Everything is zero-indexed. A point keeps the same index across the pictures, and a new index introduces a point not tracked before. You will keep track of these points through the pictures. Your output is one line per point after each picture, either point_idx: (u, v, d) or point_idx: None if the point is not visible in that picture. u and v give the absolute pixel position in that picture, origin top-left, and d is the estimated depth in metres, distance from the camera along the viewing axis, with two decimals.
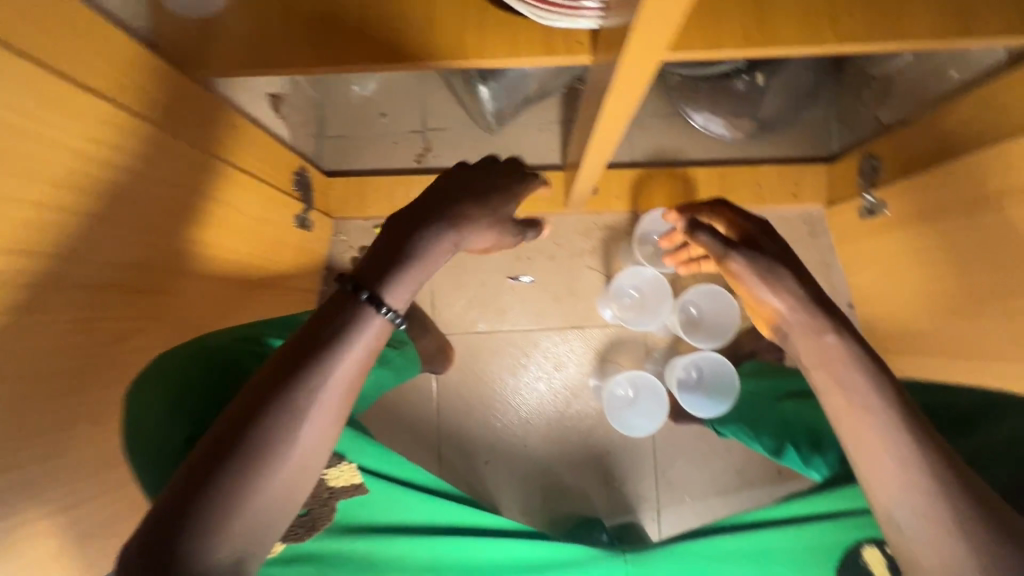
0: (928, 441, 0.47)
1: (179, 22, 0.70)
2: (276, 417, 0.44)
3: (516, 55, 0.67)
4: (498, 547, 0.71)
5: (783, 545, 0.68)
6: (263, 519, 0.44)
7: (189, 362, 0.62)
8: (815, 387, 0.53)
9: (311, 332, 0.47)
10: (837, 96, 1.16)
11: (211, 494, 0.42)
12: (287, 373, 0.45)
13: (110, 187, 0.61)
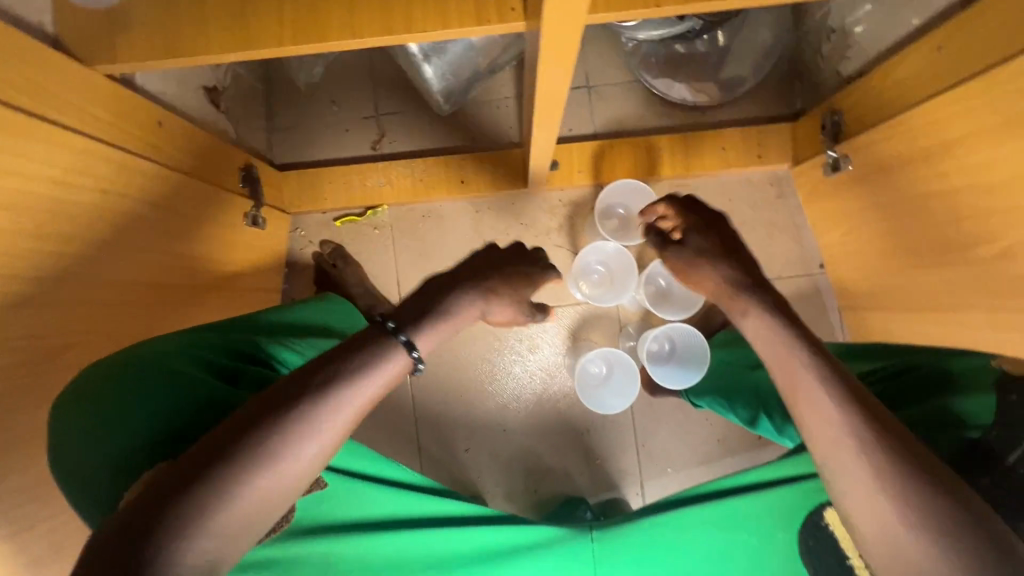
0: (863, 405, 0.46)
1: (86, 13, 0.65)
2: (281, 424, 0.44)
3: (446, 26, 0.63)
4: (463, 535, 0.70)
5: (747, 511, 0.69)
6: (240, 528, 0.43)
7: (128, 368, 0.58)
8: (768, 362, 0.54)
9: (339, 354, 0.49)
10: (797, 52, 1.13)
11: (199, 493, 0.41)
12: (303, 387, 0.46)
13: (36, 197, 0.56)
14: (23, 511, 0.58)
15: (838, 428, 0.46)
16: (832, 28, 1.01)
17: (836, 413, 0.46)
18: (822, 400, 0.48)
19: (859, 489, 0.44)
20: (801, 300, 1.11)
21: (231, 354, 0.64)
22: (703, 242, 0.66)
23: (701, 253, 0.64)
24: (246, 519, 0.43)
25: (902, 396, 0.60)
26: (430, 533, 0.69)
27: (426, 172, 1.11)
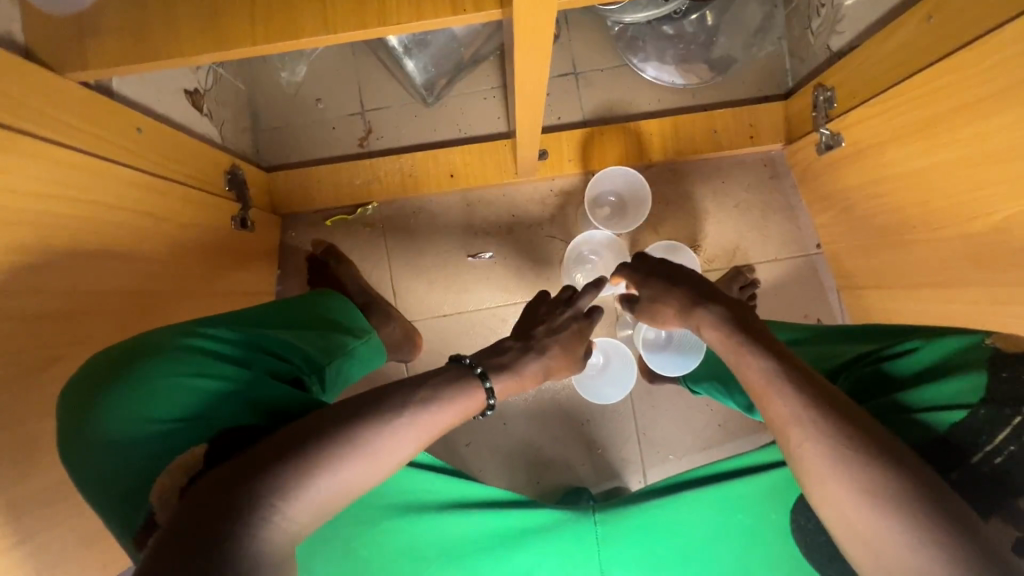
0: (818, 393, 0.48)
1: (55, 21, 0.64)
2: (367, 423, 0.48)
3: (422, 16, 0.61)
4: (478, 519, 0.69)
5: (743, 493, 0.68)
6: (312, 516, 0.45)
7: (148, 356, 0.59)
8: (729, 363, 0.58)
9: (425, 380, 0.55)
10: (787, 28, 1.11)
11: (286, 474, 0.44)
12: (390, 399, 0.51)
13: (16, 211, 0.56)
14: (28, 522, 0.59)
15: (801, 427, 0.46)
16: (822, 3, 0.99)
17: (799, 412, 0.47)
18: (785, 400, 0.49)
19: (816, 471, 0.45)
20: (798, 281, 1.10)
21: (238, 348, 0.65)
22: (655, 286, 0.75)
23: (657, 293, 0.74)
24: (321, 507, 0.46)
25: (888, 377, 0.59)
26: (443, 517, 0.68)
27: (415, 168, 1.10)
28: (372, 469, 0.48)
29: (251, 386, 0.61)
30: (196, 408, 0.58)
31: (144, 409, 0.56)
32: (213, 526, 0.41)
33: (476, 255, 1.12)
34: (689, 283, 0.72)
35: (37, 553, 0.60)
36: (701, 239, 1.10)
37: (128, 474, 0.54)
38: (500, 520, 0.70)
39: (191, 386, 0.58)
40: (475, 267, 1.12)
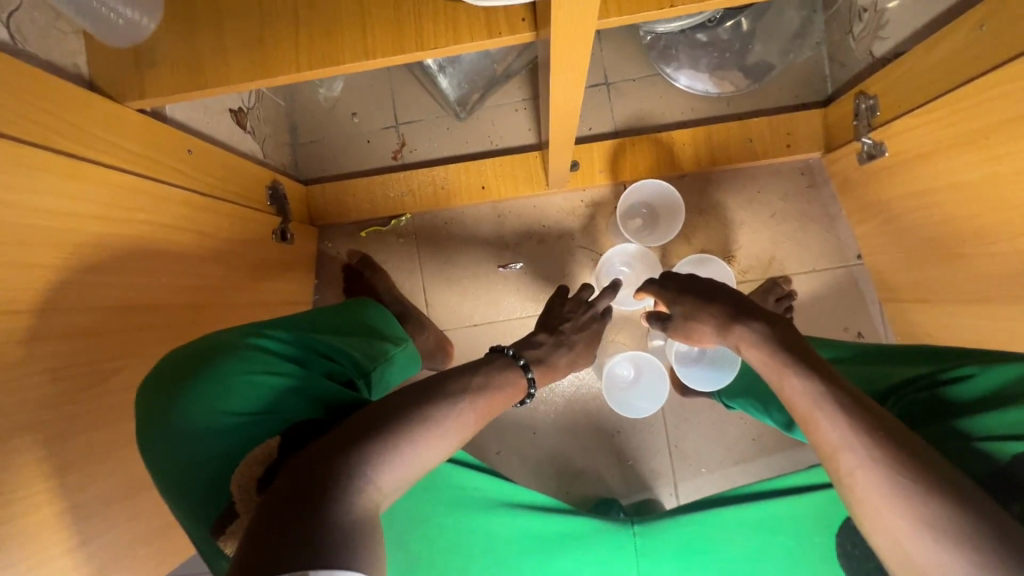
0: (868, 417, 0.47)
1: (116, 53, 0.68)
2: (437, 399, 0.52)
3: (458, 41, 0.63)
4: (522, 517, 0.71)
5: (784, 514, 0.68)
6: (400, 484, 0.47)
7: (218, 353, 0.63)
8: (771, 383, 0.57)
9: (473, 368, 0.60)
10: (827, 33, 1.08)
11: (374, 443, 0.46)
12: (448, 380, 0.55)
13: (80, 234, 0.60)
14: (91, 523, 0.62)
15: (851, 453, 0.46)
16: (865, 7, 0.95)
17: (848, 435, 0.46)
18: (832, 424, 0.48)
19: (870, 498, 0.44)
20: (837, 293, 1.07)
21: (297, 348, 0.68)
22: (689, 302, 0.74)
23: (693, 309, 0.73)
24: (406, 478, 0.48)
25: (929, 406, 0.58)
26: (488, 515, 0.70)
27: (448, 180, 1.11)
28: (448, 439, 0.50)
29: (313, 382, 0.64)
30: (266, 403, 0.60)
31: (219, 403, 0.59)
32: (313, 485, 0.43)
33: (507, 266, 1.13)
34: (722, 297, 0.71)
35: (98, 553, 0.63)
36: (735, 250, 1.09)
37: (208, 466, 0.57)
38: (543, 521, 0.71)
39: (258, 381, 0.61)
40: (505, 278, 1.13)
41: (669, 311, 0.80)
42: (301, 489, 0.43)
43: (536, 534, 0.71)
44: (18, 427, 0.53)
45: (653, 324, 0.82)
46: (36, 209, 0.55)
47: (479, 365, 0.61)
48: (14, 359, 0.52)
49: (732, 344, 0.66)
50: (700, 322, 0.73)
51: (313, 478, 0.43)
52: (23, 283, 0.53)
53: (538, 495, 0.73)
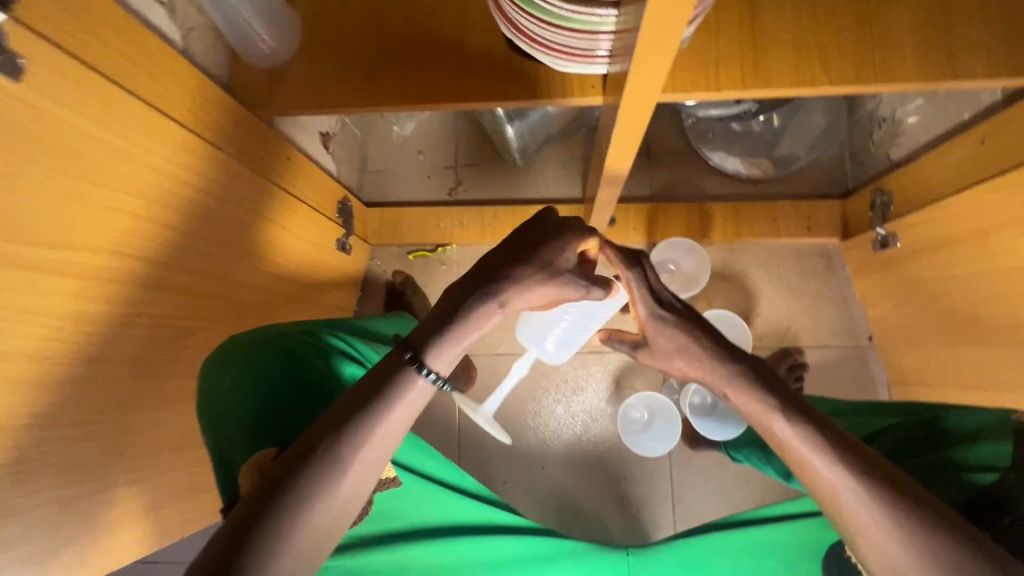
0: (854, 453, 0.51)
1: (252, 70, 0.82)
2: (322, 467, 0.49)
3: (535, 96, 0.76)
4: (490, 543, 0.74)
5: (776, 542, 0.72)
6: (317, 537, 0.49)
7: (256, 355, 0.69)
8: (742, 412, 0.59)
9: (374, 387, 0.53)
10: (849, 136, 1.21)
11: (263, 525, 0.47)
12: (347, 419, 0.51)
13: (195, 206, 0.71)
14: (148, 463, 0.69)
15: (852, 493, 0.49)
16: (884, 117, 1.10)
17: (845, 478, 0.50)
18: (822, 465, 0.51)
19: (873, 532, 0.49)
20: (846, 370, 1.13)
21: (272, 347, 0.71)
22: (672, 340, 0.62)
23: (675, 351, 0.62)
24: (317, 536, 0.49)
25: (907, 444, 0.62)
26: (487, 539, 0.74)
27: (495, 220, 1.23)
28: (356, 485, 0.51)
29: (307, 381, 0.69)
30: (262, 397, 0.66)
31: (221, 412, 0.65)
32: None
33: None
34: (699, 327, 0.61)
35: (143, 496, 0.68)
36: (753, 316, 1.17)
37: (238, 446, 0.62)
38: (511, 547, 0.74)
39: (237, 391, 0.66)
40: None
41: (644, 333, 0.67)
42: None
43: (501, 559, 0.74)
44: (119, 357, 0.61)
45: (638, 351, 0.69)
46: (172, 179, 0.66)
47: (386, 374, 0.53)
48: (127, 297, 0.61)
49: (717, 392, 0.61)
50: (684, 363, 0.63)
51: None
52: (146, 236, 0.63)
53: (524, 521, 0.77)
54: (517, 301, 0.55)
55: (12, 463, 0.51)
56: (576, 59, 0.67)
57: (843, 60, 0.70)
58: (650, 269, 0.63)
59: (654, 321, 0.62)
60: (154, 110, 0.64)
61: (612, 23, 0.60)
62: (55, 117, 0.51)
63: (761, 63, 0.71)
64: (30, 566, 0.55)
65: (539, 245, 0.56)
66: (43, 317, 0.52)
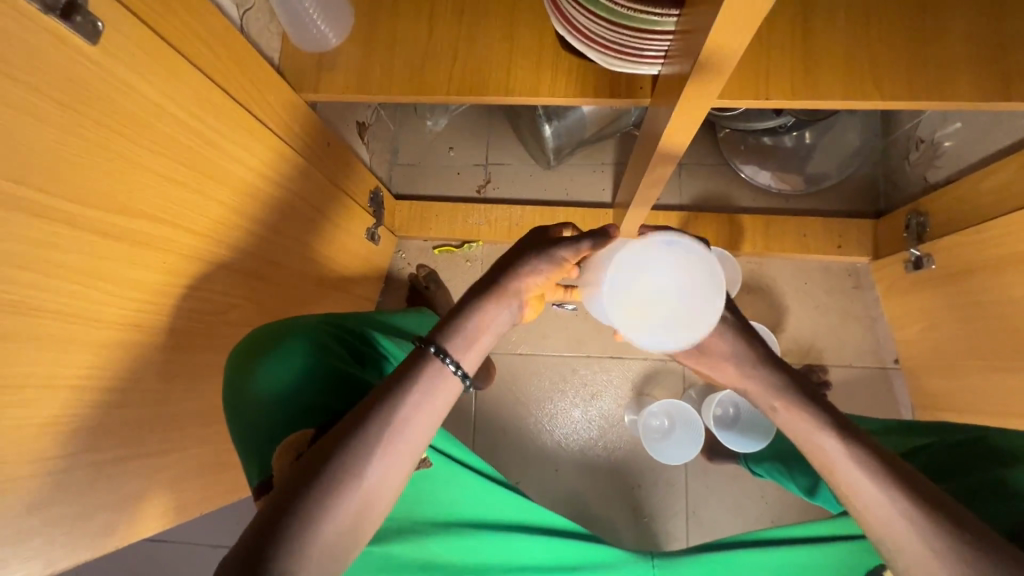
0: (902, 477, 0.50)
1: (302, 53, 0.83)
2: (367, 443, 0.49)
3: (582, 94, 0.76)
4: (515, 541, 0.73)
5: (805, 562, 0.70)
6: (342, 541, 0.48)
7: (288, 338, 0.68)
8: (787, 429, 0.59)
9: (403, 376, 0.53)
10: (883, 157, 1.20)
11: (309, 497, 0.46)
12: (369, 418, 0.50)
13: (240, 183, 0.71)
14: (177, 435, 0.69)
15: (905, 520, 0.48)
16: (922, 139, 1.07)
17: (900, 505, 0.49)
18: (876, 490, 0.50)
19: (922, 559, 0.47)
20: (870, 390, 1.12)
21: (306, 332, 0.70)
22: (731, 345, 0.65)
23: (729, 358, 0.65)
24: (345, 536, 0.48)
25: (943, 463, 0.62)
26: (513, 535, 0.73)
27: (523, 220, 1.23)
28: (382, 486, 0.50)
29: (338, 369, 0.67)
30: (294, 384, 0.64)
31: (253, 395, 0.63)
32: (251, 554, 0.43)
33: (560, 305, 1.22)
34: (754, 337, 0.65)
35: (172, 466, 0.69)
36: (778, 331, 1.16)
37: (267, 429, 0.61)
38: (535, 547, 0.74)
39: (271, 374, 0.64)
40: (557, 316, 1.22)
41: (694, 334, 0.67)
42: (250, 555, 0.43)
43: (523, 560, 0.74)
44: (161, 325, 0.62)
45: (681, 351, 0.68)
46: (220, 152, 0.67)
47: (407, 374, 0.53)
48: (171, 267, 0.62)
49: (762, 407, 0.62)
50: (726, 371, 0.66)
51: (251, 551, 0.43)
52: (194, 208, 0.64)
53: (552, 520, 0.77)
54: (525, 289, 0.58)
55: (53, 421, 0.51)
56: (631, 59, 0.67)
57: (896, 75, 0.70)
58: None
59: (713, 327, 0.65)
60: (213, 85, 0.65)
61: (672, 22, 0.61)
62: (119, 80, 0.52)
63: (811, 74, 0.71)
64: (63, 529, 0.54)
65: (540, 240, 0.60)
66: (94, 279, 0.52)
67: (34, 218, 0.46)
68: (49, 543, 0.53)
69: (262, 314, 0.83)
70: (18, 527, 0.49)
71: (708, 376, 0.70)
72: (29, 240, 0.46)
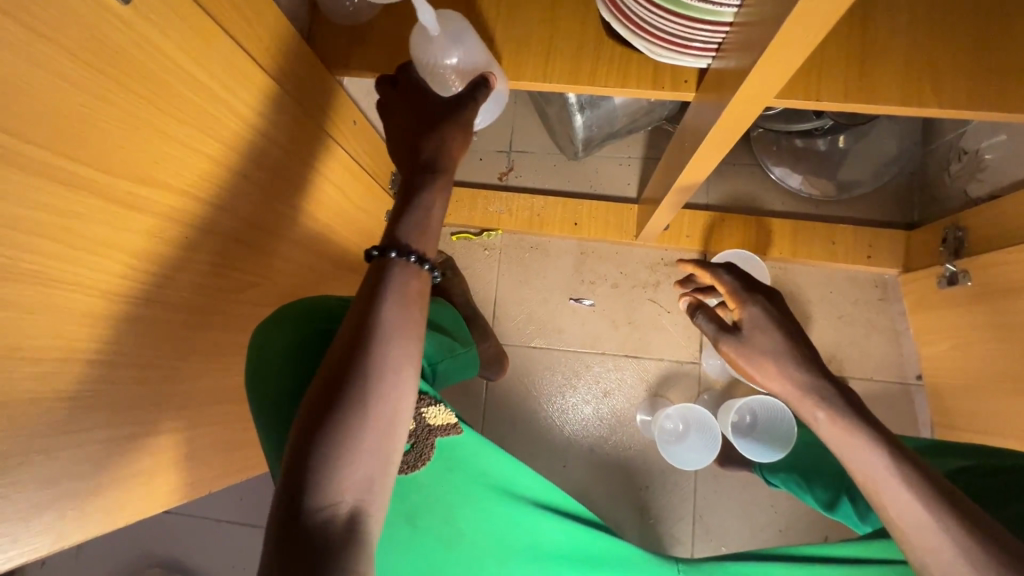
0: (954, 509, 0.47)
1: (332, 24, 0.79)
2: (363, 360, 0.50)
3: (624, 85, 0.73)
4: (537, 526, 0.74)
5: None
6: (375, 467, 0.49)
7: (318, 319, 0.66)
8: (829, 443, 0.55)
9: (376, 283, 0.53)
10: (921, 165, 1.16)
11: (325, 428, 0.48)
12: (360, 340, 0.51)
13: (261, 157, 0.69)
14: (192, 413, 0.67)
15: (956, 550, 0.45)
16: (964, 150, 1.04)
17: (951, 535, 0.46)
18: (928, 517, 0.47)
19: None
20: (890, 405, 1.10)
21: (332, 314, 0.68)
22: (773, 342, 0.58)
23: (771, 355, 0.58)
24: (378, 453, 0.49)
25: (989, 498, 0.58)
26: (537, 516, 0.74)
27: (545, 210, 1.20)
28: (395, 406, 0.51)
29: None
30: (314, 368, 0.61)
31: (274, 379, 0.61)
32: (293, 490, 0.46)
33: (578, 300, 1.20)
34: (801, 340, 0.59)
35: (187, 444, 0.68)
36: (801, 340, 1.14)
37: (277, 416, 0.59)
38: (556, 534, 0.74)
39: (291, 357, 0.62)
40: (574, 311, 1.20)
41: (743, 323, 0.61)
42: (295, 489, 0.46)
43: (544, 547, 0.74)
44: (178, 301, 0.60)
45: (721, 339, 0.63)
46: (243, 123, 0.64)
47: (380, 289, 0.53)
48: (190, 242, 0.59)
49: (800, 416, 0.58)
50: (774, 372, 0.58)
51: (293, 488, 0.46)
52: (216, 180, 0.61)
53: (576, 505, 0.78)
54: (449, 159, 0.60)
55: (68, 397, 0.49)
56: (680, 50, 0.64)
57: (956, 82, 0.66)
58: (748, 275, 0.64)
59: (758, 320, 0.60)
60: (241, 53, 0.62)
61: (731, 13, 0.58)
62: (145, 41, 0.49)
63: (867, 77, 0.68)
64: (74, 505, 0.53)
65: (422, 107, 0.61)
66: (113, 250, 0.50)
67: (54, 184, 0.43)
68: (59, 520, 0.51)
69: (278, 294, 0.81)
70: (30, 503, 0.48)
71: (743, 375, 0.62)
72: (48, 208, 0.43)
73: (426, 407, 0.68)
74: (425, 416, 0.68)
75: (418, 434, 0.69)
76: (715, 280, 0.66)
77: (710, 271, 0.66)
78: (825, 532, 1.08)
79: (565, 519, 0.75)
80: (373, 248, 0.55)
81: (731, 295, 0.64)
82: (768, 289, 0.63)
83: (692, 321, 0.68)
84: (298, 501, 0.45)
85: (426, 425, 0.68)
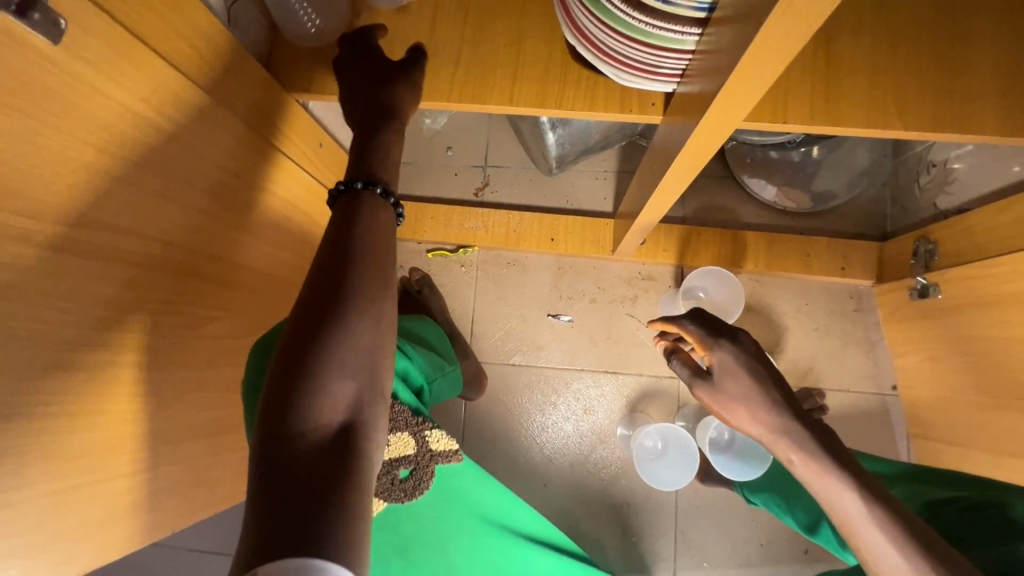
0: (926, 548, 0.46)
1: (293, 47, 0.77)
2: (340, 284, 0.50)
3: (590, 109, 0.72)
4: (530, 560, 0.76)
5: None
6: (362, 385, 0.49)
7: None
8: (803, 478, 0.54)
9: (346, 218, 0.55)
10: (891, 176, 1.17)
11: (306, 351, 0.47)
12: (333, 268, 0.51)
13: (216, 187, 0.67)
14: (151, 453, 0.64)
15: None
16: (933, 162, 1.05)
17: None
18: (902, 560, 0.47)
19: None
20: (867, 417, 1.11)
21: None
22: (744, 387, 0.57)
23: (742, 400, 0.57)
24: (365, 371, 0.49)
25: (972, 535, 0.57)
26: (532, 552, 0.77)
27: (521, 226, 1.18)
28: (377, 330, 0.51)
29: None
30: None
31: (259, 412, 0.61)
32: (281, 413, 0.45)
33: (556, 316, 1.19)
34: (775, 382, 0.57)
35: (146, 484, 0.65)
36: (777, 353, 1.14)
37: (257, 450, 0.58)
38: (548, 567, 0.77)
39: None
40: (552, 327, 1.19)
41: (716, 372, 0.59)
42: (282, 412, 0.45)
43: None
44: (130, 342, 0.57)
45: (695, 384, 0.62)
46: (193, 152, 0.62)
47: (348, 219, 0.54)
48: (141, 282, 0.57)
49: (779, 456, 0.56)
50: (750, 413, 0.57)
51: (280, 411, 0.45)
52: (165, 216, 0.59)
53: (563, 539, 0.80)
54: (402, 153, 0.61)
55: (10, 450, 0.46)
56: (644, 76, 0.63)
57: (919, 102, 0.67)
58: (713, 317, 0.63)
59: (731, 365, 0.58)
60: (188, 84, 0.61)
61: (693, 41, 0.57)
62: (77, 78, 0.47)
63: (832, 98, 0.68)
64: (20, 561, 0.50)
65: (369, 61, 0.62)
66: (55, 296, 0.48)
67: None
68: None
69: (241, 323, 0.78)
70: None
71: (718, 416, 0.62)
72: None
73: (431, 431, 0.68)
74: (427, 440, 0.68)
75: (419, 461, 0.69)
76: (682, 328, 0.64)
77: (678, 322, 0.64)
78: (806, 545, 1.09)
79: (558, 554, 0.78)
80: (339, 182, 0.56)
81: (699, 343, 0.62)
82: (736, 328, 0.61)
83: (669, 366, 0.68)
84: (287, 421, 0.44)
85: (427, 450, 0.68)
